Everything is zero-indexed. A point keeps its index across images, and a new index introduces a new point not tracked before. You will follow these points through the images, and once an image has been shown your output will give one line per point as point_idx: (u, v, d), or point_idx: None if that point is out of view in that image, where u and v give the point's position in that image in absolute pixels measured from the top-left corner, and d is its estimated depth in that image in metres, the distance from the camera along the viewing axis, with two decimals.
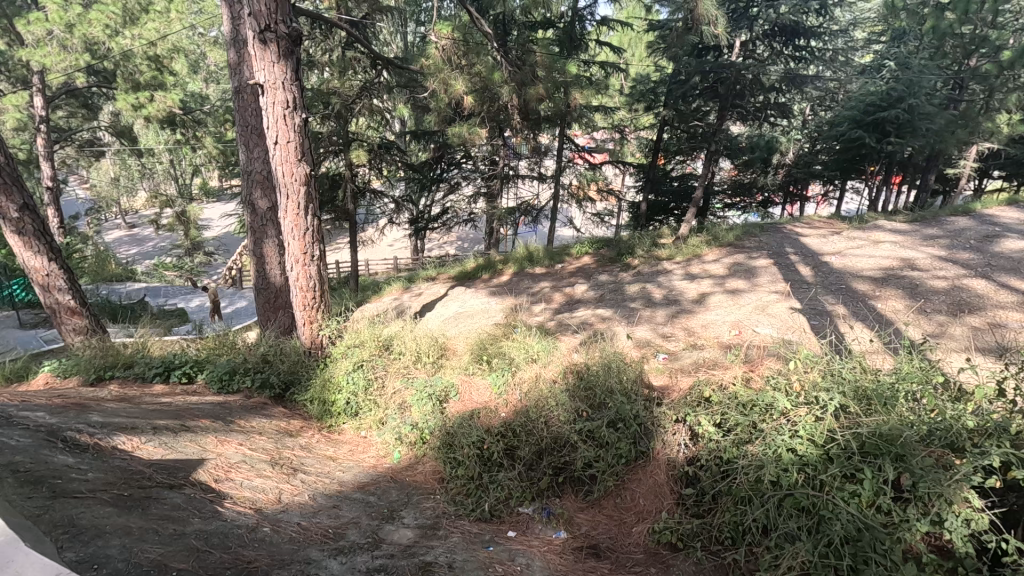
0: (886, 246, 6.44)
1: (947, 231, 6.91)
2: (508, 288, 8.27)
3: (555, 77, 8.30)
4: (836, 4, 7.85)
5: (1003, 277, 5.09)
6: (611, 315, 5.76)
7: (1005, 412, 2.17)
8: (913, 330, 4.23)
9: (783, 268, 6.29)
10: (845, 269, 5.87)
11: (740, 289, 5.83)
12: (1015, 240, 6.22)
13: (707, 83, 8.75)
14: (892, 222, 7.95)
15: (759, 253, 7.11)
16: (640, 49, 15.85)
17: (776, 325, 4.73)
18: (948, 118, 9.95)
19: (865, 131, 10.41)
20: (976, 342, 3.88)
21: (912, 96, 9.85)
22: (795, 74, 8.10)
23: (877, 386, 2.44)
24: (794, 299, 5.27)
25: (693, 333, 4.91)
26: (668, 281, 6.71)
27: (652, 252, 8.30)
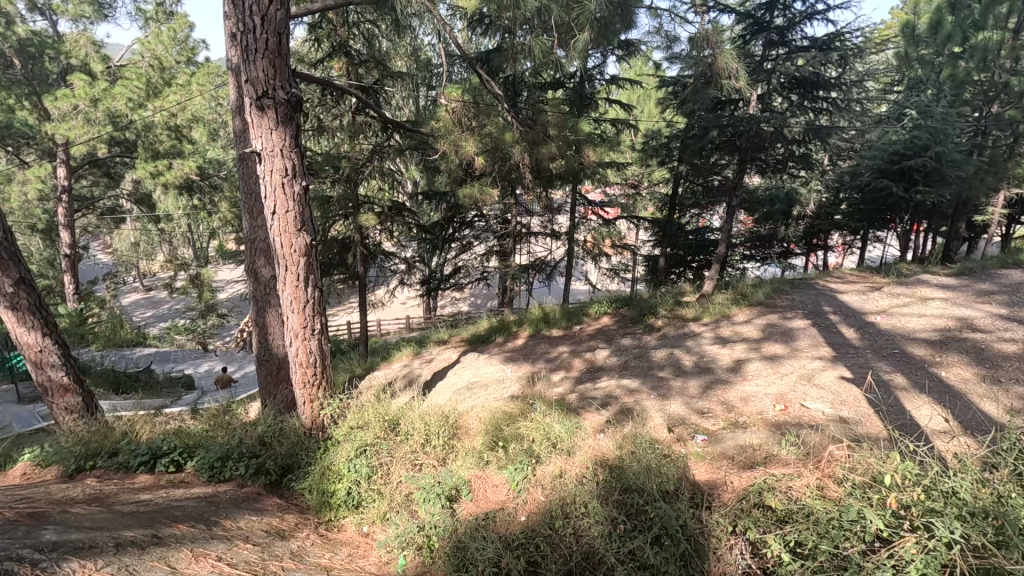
0: (935, 304, 5.96)
1: (1002, 286, 6.40)
2: (525, 353, 7.82)
3: (567, 135, 8.20)
4: (856, 55, 7.68)
5: None
6: (638, 387, 5.26)
7: None
8: (992, 405, 3.69)
9: (824, 330, 5.81)
10: (896, 331, 5.37)
11: (780, 355, 5.31)
12: None
13: (724, 137, 8.54)
14: (933, 275, 7.49)
15: (794, 313, 6.64)
16: (649, 105, 15.94)
17: (827, 398, 4.17)
18: (976, 165, 9.67)
19: (891, 180, 10.17)
20: None
21: (938, 143, 9.61)
22: (817, 126, 7.86)
23: (1004, 507, 1.91)
24: (842, 366, 4.73)
25: (732, 409, 4.38)
26: (697, 345, 6.23)
27: (676, 312, 7.87)
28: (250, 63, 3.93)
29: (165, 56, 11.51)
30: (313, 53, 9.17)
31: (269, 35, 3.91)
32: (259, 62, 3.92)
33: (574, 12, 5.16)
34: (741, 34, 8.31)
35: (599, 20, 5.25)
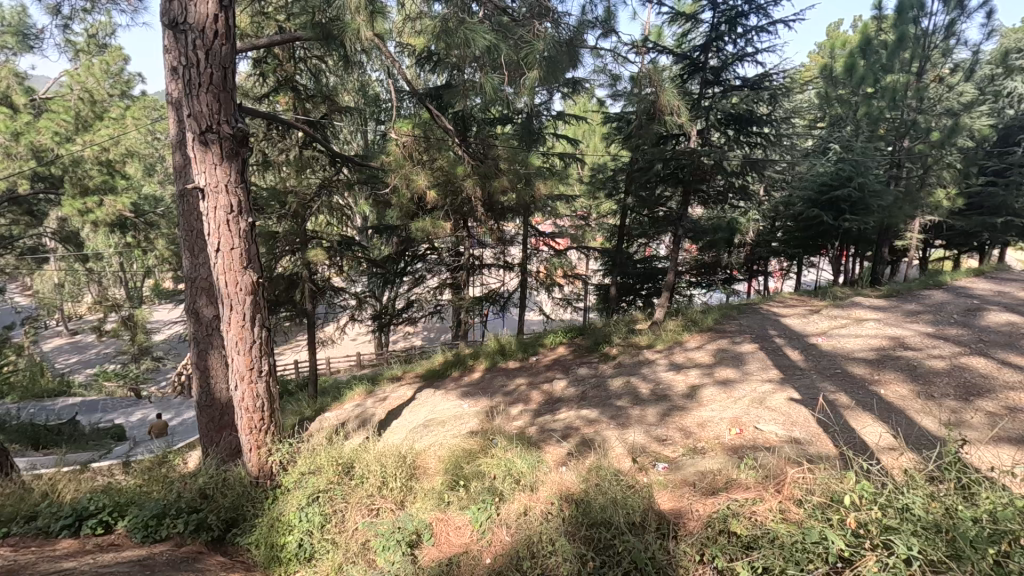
0: (870, 324, 6.35)
1: (927, 306, 6.89)
2: (482, 388, 7.70)
3: (517, 168, 8.39)
4: (783, 94, 8.21)
5: (1001, 353, 4.95)
6: (597, 417, 5.26)
7: None
8: (928, 420, 3.90)
9: (771, 353, 6.05)
10: (837, 352, 5.65)
11: (732, 380, 5.45)
12: (997, 312, 6.19)
13: (667, 170, 8.90)
14: (864, 297, 7.99)
15: (742, 337, 6.88)
16: (594, 140, 16.48)
17: (779, 420, 4.29)
18: (896, 195, 10.45)
19: (821, 210, 10.87)
20: (1000, 433, 3.60)
21: (861, 175, 10.36)
22: (754, 159, 8.31)
23: (954, 521, 1.99)
24: (789, 388, 4.90)
25: (690, 434, 4.44)
26: (652, 372, 6.33)
27: (629, 340, 8.01)
28: (192, 97, 3.82)
29: (96, 89, 11.05)
30: (257, 87, 9.00)
31: (214, 70, 3.81)
32: (203, 96, 3.81)
33: (523, 50, 5.28)
34: (679, 74, 8.75)
35: (548, 57, 5.36)
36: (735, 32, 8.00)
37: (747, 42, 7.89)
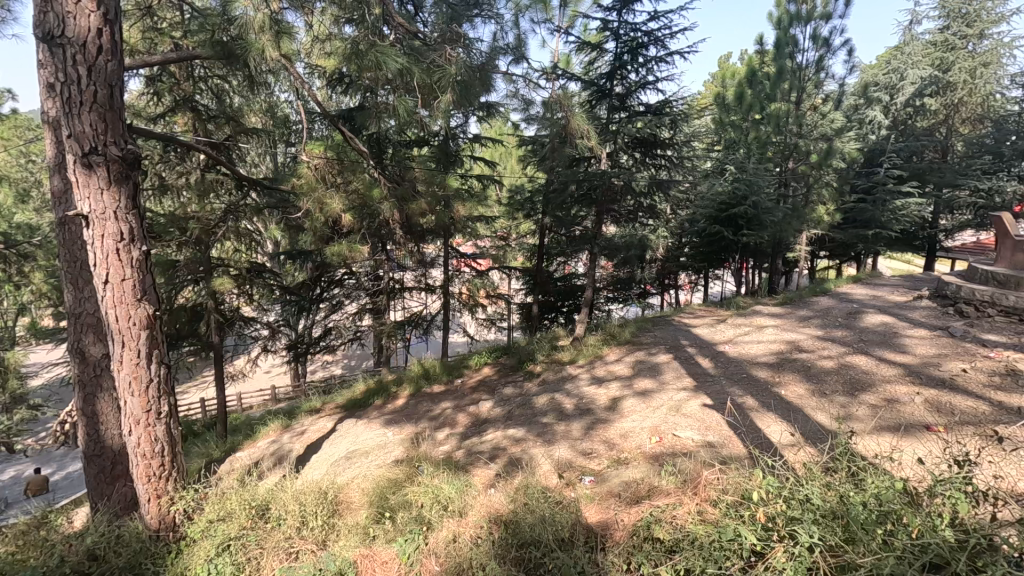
0: (769, 330, 6.88)
1: (817, 311, 7.57)
2: (406, 414, 7.49)
3: (435, 191, 8.42)
4: (683, 119, 8.81)
5: (879, 351, 5.53)
6: (524, 436, 5.27)
7: (969, 524, 2.00)
8: (822, 416, 4.26)
9: (684, 362, 6.38)
10: (742, 358, 6.06)
11: (650, 390, 5.68)
12: (873, 314, 6.92)
13: (581, 191, 9.24)
14: (763, 306, 8.65)
15: (658, 348, 7.21)
16: (511, 162, 16.81)
17: (694, 426, 4.50)
18: (785, 212, 11.45)
19: (722, 226, 11.71)
20: (882, 423, 4.00)
21: (754, 194, 11.28)
22: (660, 180, 8.81)
23: (848, 507, 2.17)
24: (702, 395, 5.17)
25: (613, 446, 4.55)
26: (576, 387, 6.45)
27: (553, 357, 8.15)
28: (72, 116, 3.49)
29: None
30: (151, 107, 8.39)
31: (98, 88, 3.53)
32: (85, 116, 3.50)
33: (435, 74, 5.32)
34: (587, 99, 9.17)
35: (461, 81, 5.43)
36: (637, 62, 8.52)
37: (648, 71, 8.42)
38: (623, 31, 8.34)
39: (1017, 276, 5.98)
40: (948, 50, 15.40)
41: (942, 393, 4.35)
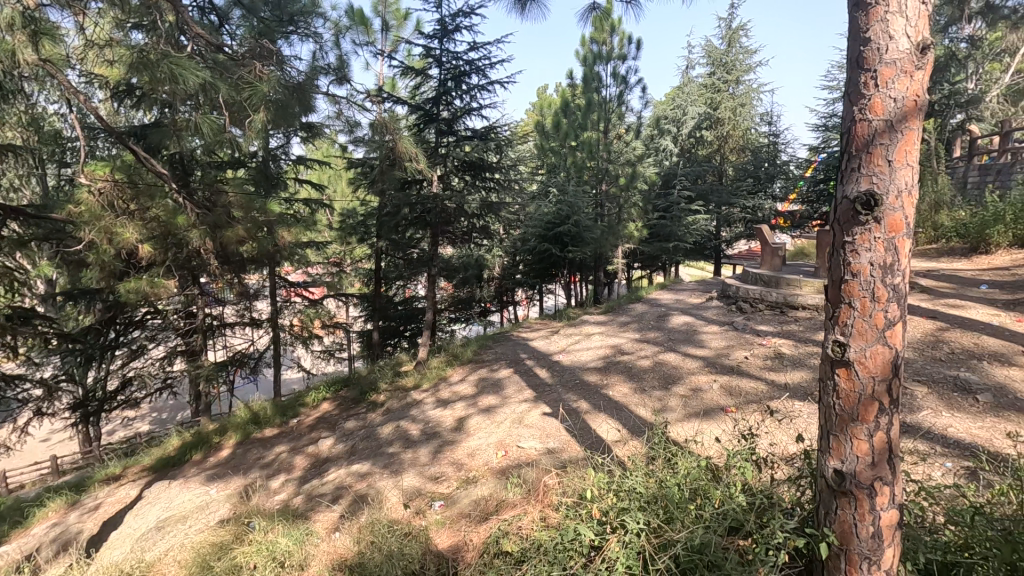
0: (596, 338, 7.52)
1: (634, 317, 8.49)
2: (232, 467, 6.66)
3: (255, 217, 7.75)
4: (507, 145, 9.32)
5: (683, 347, 6.37)
6: (369, 470, 5.01)
7: (753, 486, 2.37)
8: (643, 410, 4.76)
9: (523, 375, 6.66)
10: (574, 365, 6.53)
11: (493, 406, 5.80)
12: (677, 315, 7.96)
13: (415, 214, 9.23)
14: (590, 315, 9.43)
15: (499, 364, 7.42)
16: (341, 185, 16.19)
17: (536, 435, 4.70)
18: (602, 230, 12.70)
19: (549, 244, 12.57)
20: (689, 410, 4.60)
21: (575, 214, 12.33)
22: (490, 202, 9.18)
23: (665, 490, 2.43)
24: (542, 404, 5.43)
25: (461, 466, 4.55)
26: (421, 412, 6.34)
27: (396, 384, 7.92)
28: None
29: None
30: None
31: None
32: None
33: (245, 91, 4.92)
34: (415, 123, 9.23)
35: (276, 101, 5.10)
36: (461, 89, 8.83)
37: (472, 98, 8.77)
38: (446, 58, 8.59)
39: (777, 278, 7.20)
40: (715, 92, 18.59)
41: (732, 378, 5.15)
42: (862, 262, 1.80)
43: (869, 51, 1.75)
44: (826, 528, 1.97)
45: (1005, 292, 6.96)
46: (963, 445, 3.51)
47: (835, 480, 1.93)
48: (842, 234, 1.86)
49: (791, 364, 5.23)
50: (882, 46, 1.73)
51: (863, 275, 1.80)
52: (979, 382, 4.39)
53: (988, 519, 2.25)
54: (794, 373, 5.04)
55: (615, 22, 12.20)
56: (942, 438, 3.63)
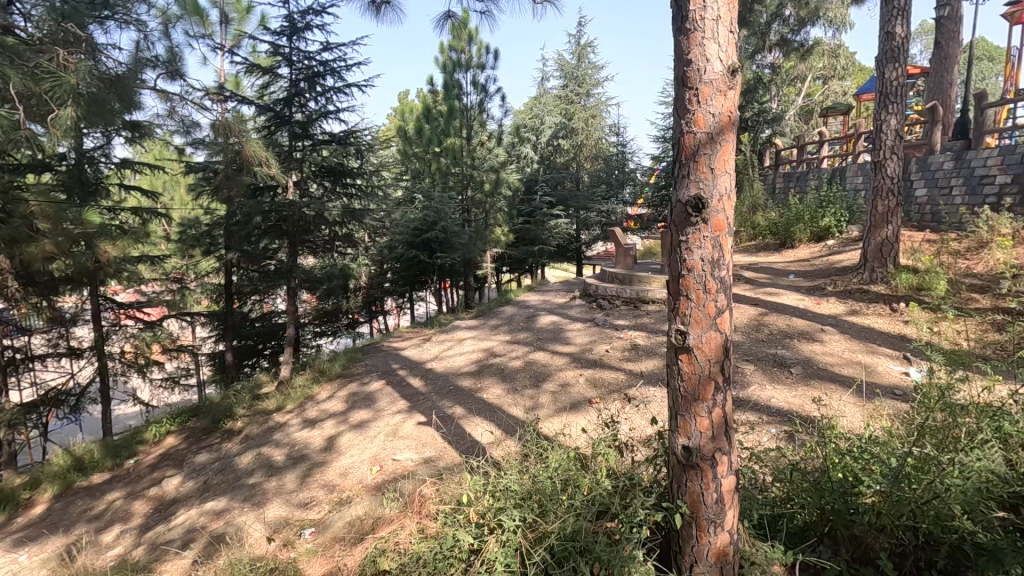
0: (468, 342, 7.59)
1: (504, 319, 8.71)
2: (50, 525, 5.62)
3: (68, 229, 6.64)
4: (368, 150, 9.06)
5: (551, 345, 6.68)
6: (227, 505, 4.54)
7: (615, 469, 2.56)
8: (516, 409, 4.90)
9: (396, 385, 6.49)
10: (448, 371, 6.51)
11: (366, 420, 5.56)
12: (545, 315, 8.32)
13: (269, 222, 8.58)
14: (461, 321, 9.48)
15: (370, 377, 7.14)
16: (179, 192, 14.52)
17: (412, 446, 4.59)
18: (469, 235, 12.85)
19: (417, 251, 12.42)
20: (559, 405, 4.83)
21: (442, 220, 12.34)
22: (352, 209, 8.84)
23: (538, 484, 2.52)
24: (417, 414, 5.33)
25: (334, 487, 4.30)
26: (285, 435, 5.89)
27: (255, 407, 7.27)
28: None
29: None
30: None
31: None
32: None
33: (47, 82, 4.22)
34: (265, 125, 8.61)
35: (89, 96, 4.46)
36: (315, 91, 8.41)
37: (327, 101, 8.39)
38: (297, 58, 8.13)
39: (631, 276, 7.86)
40: (569, 103, 19.83)
41: (595, 371, 5.49)
42: (694, 259, 2.01)
43: (691, 71, 1.96)
44: (678, 500, 2.18)
45: (807, 280, 8.28)
46: (783, 413, 4.10)
47: (683, 455, 2.14)
48: (678, 234, 2.06)
49: (646, 353, 5.72)
50: (701, 66, 1.95)
51: (696, 269, 2.02)
52: (792, 357, 5.17)
53: (802, 473, 2.64)
54: (648, 361, 5.52)
55: (472, 31, 12.42)
56: (766, 407, 4.22)
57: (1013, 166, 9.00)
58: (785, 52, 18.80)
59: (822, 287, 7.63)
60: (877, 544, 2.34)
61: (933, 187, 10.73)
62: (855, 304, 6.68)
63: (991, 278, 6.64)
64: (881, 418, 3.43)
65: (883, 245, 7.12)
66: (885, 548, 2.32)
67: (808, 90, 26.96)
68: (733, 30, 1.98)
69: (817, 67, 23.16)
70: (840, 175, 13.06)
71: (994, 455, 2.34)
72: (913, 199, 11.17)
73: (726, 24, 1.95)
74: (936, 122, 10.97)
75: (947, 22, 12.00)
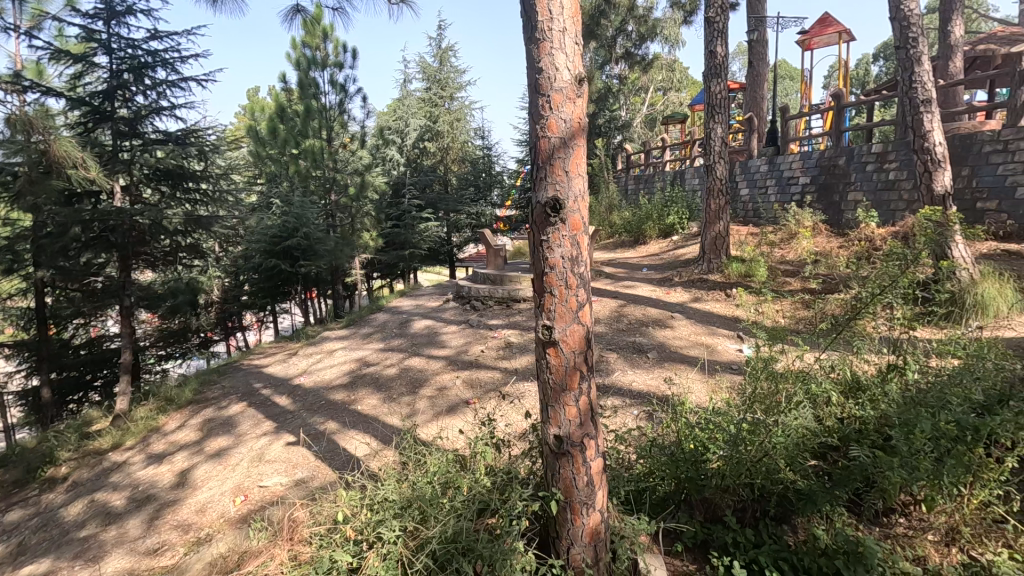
0: (339, 353, 7.25)
1: (376, 327, 8.45)
2: None
3: None
4: (213, 151, 8.28)
5: (427, 349, 6.62)
6: (52, 567, 3.85)
7: (493, 466, 2.61)
8: (393, 418, 4.79)
9: (260, 406, 5.99)
10: (318, 386, 6.16)
11: (225, 448, 5.03)
12: (419, 319, 8.21)
13: (92, 233, 7.47)
14: (331, 331, 9.01)
15: (228, 400, 6.49)
16: None
17: (281, 470, 4.23)
18: (335, 241, 12.27)
19: (278, 259, 11.58)
20: (437, 408, 4.81)
21: (303, 226, 11.63)
22: (197, 216, 8.03)
23: (417, 490, 2.47)
24: (285, 434, 4.96)
25: (190, 526, 3.84)
26: (126, 476, 5.15)
27: (85, 448, 6.27)
28: None
29: None
30: None
31: None
32: None
33: None
34: (80, 121, 7.49)
35: None
36: (142, 84, 7.49)
37: (159, 96, 7.51)
38: (117, 46, 7.17)
39: (502, 275, 8.05)
40: (433, 106, 19.82)
41: (471, 372, 5.54)
42: (555, 257, 2.12)
43: (542, 79, 2.06)
44: (553, 487, 2.29)
45: (657, 272, 9.13)
46: (643, 394, 4.49)
47: (555, 444, 2.25)
48: (539, 234, 2.15)
49: (519, 351, 5.90)
50: (552, 75, 2.05)
51: (558, 267, 2.12)
52: (648, 343, 5.67)
53: (660, 448, 2.90)
54: (522, 358, 5.70)
55: (327, 28, 11.87)
56: (628, 391, 4.59)
57: (810, 169, 10.73)
58: (629, 64, 20.52)
59: (670, 278, 8.45)
60: (723, 502, 2.69)
61: (753, 188, 12.41)
62: (697, 292, 7.51)
63: (799, 264, 7.86)
64: (721, 392, 3.91)
65: (717, 238, 8.12)
66: (730, 504, 2.69)
67: (651, 100, 29.70)
68: (578, 42, 2.12)
69: (657, 79, 25.61)
70: (680, 177, 14.59)
71: (805, 412, 2.77)
72: (738, 197, 12.82)
73: (571, 36, 2.07)
74: (753, 131, 12.70)
75: (758, 45, 14.10)
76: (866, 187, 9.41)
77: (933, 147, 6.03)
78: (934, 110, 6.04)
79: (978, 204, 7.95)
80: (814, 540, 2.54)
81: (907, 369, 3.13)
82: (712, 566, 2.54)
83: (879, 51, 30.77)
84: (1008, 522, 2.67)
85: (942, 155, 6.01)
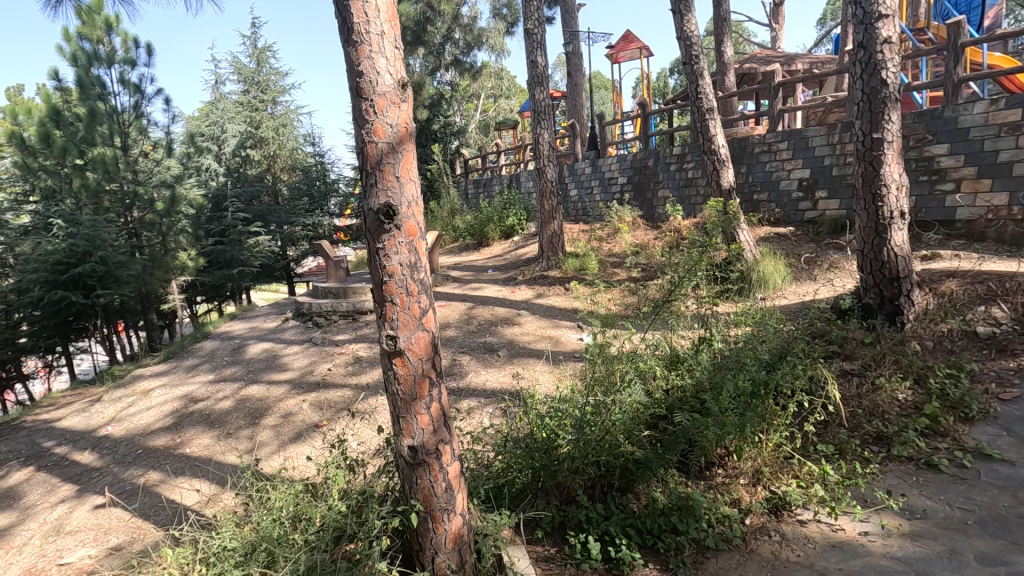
0: (157, 392, 6.30)
1: (202, 357, 7.53)
2: None
3: None
4: None
5: (266, 374, 6.05)
6: None
7: (345, 490, 2.47)
8: (232, 456, 4.32)
9: (53, 468, 4.95)
10: (132, 433, 5.28)
11: (5, 527, 4.04)
12: (254, 343, 7.47)
13: None
14: (145, 368, 7.80)
15: (6, 467, 5.26)
16: None
17: (87, 540, 3.50)
18: (142, 265, 10.69)
19: (65, 291, 9.67)
20: (283, 437, 4.44)
21: (98, 249, 9.89)
22: None
23: (262, 531, 2.25)
24: (92, 496, 4.17)
25: None
26: None
27: None
28: None
29: None
30: None
31: None
32: None
33: None
34: None
35: None
36: None
37: None
38: None
39: (345, 288, 7.67)
40: (253, 110, 18.26)
41: (319, 394, 5.19)
42: (393, 264, 2.07)
43: (363, 82, 2.00)
44: (411, 500, 2.24)
45: (502, 272, 9.46)
46: (495, 393, 4.62)
47: (410, 455, 2.19)
48: (374, 242, 2.09)
49: (370, 365, 5.68)
50: (373, 79, 2.01)
51: (397, 274, 2.08)
52: (498, 342, 5.83)
53: (514, 441, 2.99)
54: (373, 372, 5.49)
55: (110, 19, 10.27)
56: (482, 391, 4.67)
57: (626, 170, 11.94)
58: (459, 71, 20.96)
59: (514, 277, 8.79)
60: (574, 483, 2.87)
61: (581, 189, 13.48)
62: (539, 288, 7.92)
63: (623, 255, 8.73)
64: (565, 382, 4.19)
65: (553, 237, 8.64)
66: (580, 485, 2.88)
67: (483, 107, 30.75)
68: (398, 47, 2.09)
69: (487, 86, 26.59)
70: (517, 180, 15.29)
71: (637, 389, 3.08)
72: (569, 198, 13.83)
73: (390, 40, 2.04)
74: (577, 137, 13.79)
75: (574, 57, 15.32)
76: (671, 184, 10.77)
77: (717, 149, 7.08)
78: (716, 118, 7.09)
79: (754, 196, 9.52)
80: (653, 502, 2.84)
81: (713, 340, 3.65)
82: (570, 545, 2.71)
83: (673, 66, 35.46)
84: (793, 457, 3.26)
85: (725, 156, 7.08)
